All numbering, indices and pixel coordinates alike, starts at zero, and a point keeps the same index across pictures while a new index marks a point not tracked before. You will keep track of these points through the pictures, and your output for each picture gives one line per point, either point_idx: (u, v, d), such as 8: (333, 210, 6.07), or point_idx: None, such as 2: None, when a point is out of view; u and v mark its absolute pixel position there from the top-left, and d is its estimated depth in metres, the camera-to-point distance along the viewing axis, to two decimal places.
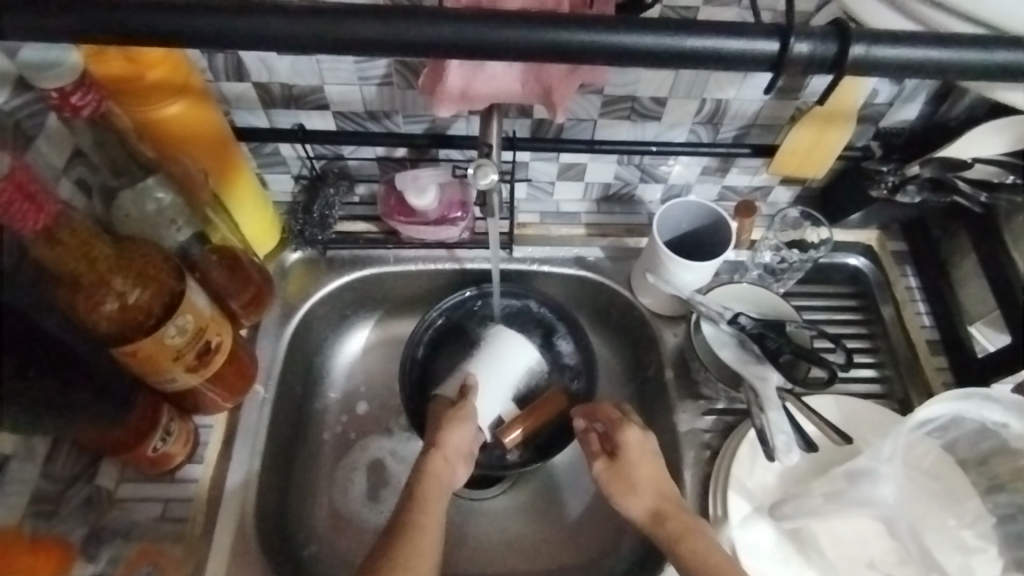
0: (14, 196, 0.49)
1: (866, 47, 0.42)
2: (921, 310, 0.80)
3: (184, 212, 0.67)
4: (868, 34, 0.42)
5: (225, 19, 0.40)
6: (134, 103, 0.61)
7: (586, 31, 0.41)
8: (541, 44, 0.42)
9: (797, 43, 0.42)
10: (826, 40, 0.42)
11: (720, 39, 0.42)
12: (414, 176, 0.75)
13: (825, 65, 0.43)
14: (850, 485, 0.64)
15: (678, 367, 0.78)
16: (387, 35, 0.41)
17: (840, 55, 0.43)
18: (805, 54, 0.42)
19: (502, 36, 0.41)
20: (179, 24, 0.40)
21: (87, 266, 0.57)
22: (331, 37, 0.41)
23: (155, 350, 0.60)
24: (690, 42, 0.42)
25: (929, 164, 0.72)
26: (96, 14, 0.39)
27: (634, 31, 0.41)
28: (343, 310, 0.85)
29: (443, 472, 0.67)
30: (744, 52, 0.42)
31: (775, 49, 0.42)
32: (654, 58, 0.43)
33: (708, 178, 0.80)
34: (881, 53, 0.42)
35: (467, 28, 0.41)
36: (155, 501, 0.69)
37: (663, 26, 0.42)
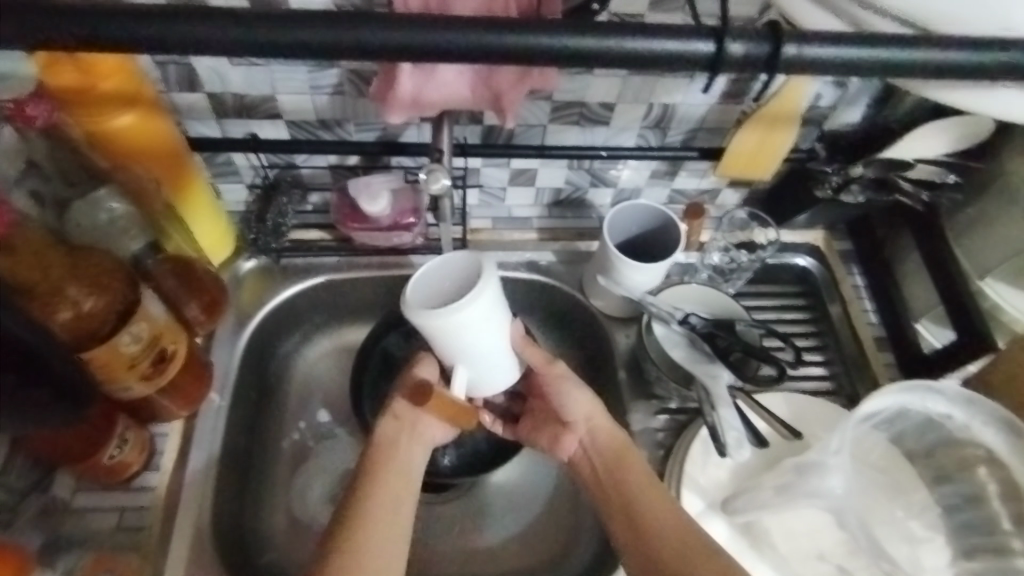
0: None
1: (797, 47, 0.43)
2: (867, 307, 0.81)
3: (137, 222, 0.69)
4: (801, 34, 0.44)
5: (171, 27, 0.41)
6: (87, 112, 0.61)
7: (511, 32, 0.42)
8: (483, 49, 0.43)
9: (731, 43, 0.43)
10: (760, 41, 0.44)
11: (659, 42, 0.43)
12: (368, 182, 0.76)
13: (759, 65, 0.44)
14: (798, 478, 0.65)
15: (630, 368, 0.79)
16: (330, 39, 0.42)
17: (774, 55, 0.44)
18: (739, 55, 0.44)
19: (445, 41, 0.42)
20: (121, 32, 0.40)
21: (39, 277, 0.59)
22: (266, 41, 0.41)
23: (109, 358, 0.61)
24: (634, 44, 0.43)
25: (871, 164, 0.72)
26: (46, 19, 0.39)
27: (570, 35, 0.43)
28: (300, 317, 0.86)
29: (403, 442, 0.64)
30: (682, 52, 0.43)
31: (711, 50, 0.43)
32: (594, 58, 0.43)
33: (657, 182, 0.81)
34: (812, 51, 0.43)
35: (408, 34, 0.42)
36: (110, 510, 0.69)
37: (608, 31, 0.43)
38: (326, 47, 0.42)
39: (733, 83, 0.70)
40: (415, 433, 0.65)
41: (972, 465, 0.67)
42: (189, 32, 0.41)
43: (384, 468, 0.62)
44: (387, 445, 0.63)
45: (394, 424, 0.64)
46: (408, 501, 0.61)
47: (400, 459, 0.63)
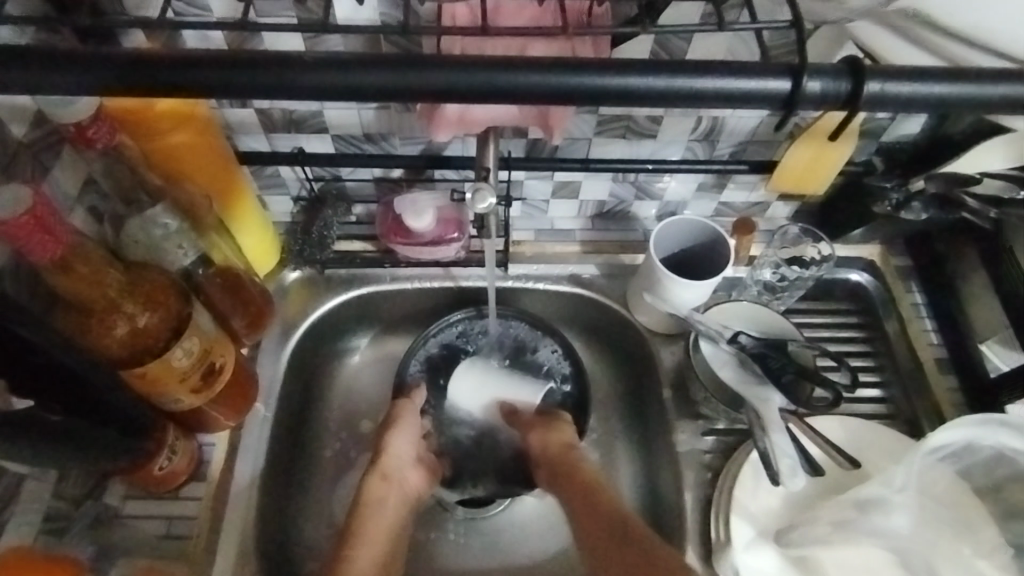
0: (33, 229, 0.51)
1: (880, 84, 0.42)
2: (928, 327, 0.77)
3: (190, 237, 0.69)
4: (882, 70, 0.43)
5: (243, 73, 0.42)
6: (142, 133, 0.64)
7: (571, 74, 0.42)
8: (549, 89, 0.43)
9: (809, 81, 0.43)
10: (839, 78, 0.43)
11: (736, 80, 0.42)
12: (413, 199, 0.76)
13: (838, 103, 0.43)
14: (860, 515, 0.64)
15: (675, 386, 0.77)
16: (390, 83, 0.42)
17: (854, 93, 0.43)
18: (818, 92, 0.43)
19: (506, 80, 0.42)
20: (178, 77, 0.42)
21: (99, 295, 0.59)
22: (316, 90, 0.43)
23: (162, 372, 0.62)
24: (701, 82, 0.42)
25: (932, 179, 0.69)
26: (120, 68, 0.41)
27: (628, 75, 0.42)
28: (343, 327, 0.86)
29: (389, 499, 0.71)
30: (758, 91, 0.42)
31: (788, 88, 0.43)
32: (663, 99, 0.43)
33: (704, 195, 0.79)
34: (896, 89, 0.42)
35: (474, 76, 0.42)
36: (158, 519, 0.70)
37: (666, 69, 0.43)
38: (387, 89, 0.43)
39: None
40: (400, 491, 0.72)
41: None
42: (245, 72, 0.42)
43: (372, 517, 0.69)
44: (373, 502, 0.70)
45: (382, 483, 0.72)
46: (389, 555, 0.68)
47: (387, 510, 0.70)
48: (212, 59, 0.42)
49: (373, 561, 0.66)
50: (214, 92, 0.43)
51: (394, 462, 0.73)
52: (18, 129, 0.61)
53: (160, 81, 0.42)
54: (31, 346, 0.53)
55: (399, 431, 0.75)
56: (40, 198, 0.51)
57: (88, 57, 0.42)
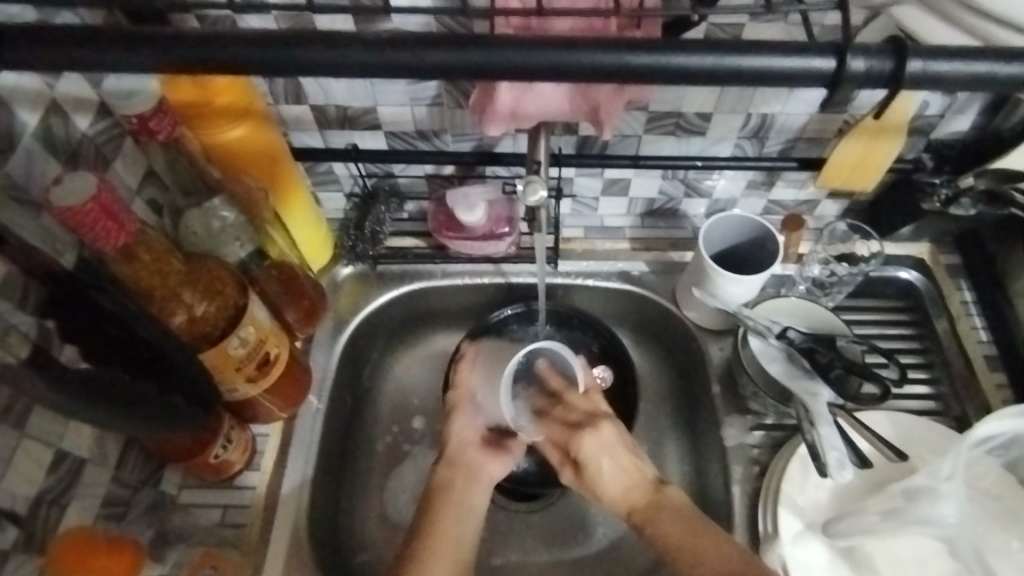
0: (98, 216, 0.52)
1: (923, 62, 0.43)
2: (977, 324, 0.78)
3: (246, 230, 0.71)
4: (926, 49, 0.43)
5: (309, 49, 0.43)
6: (203, 126, 0.65)
7: (635, 54, 0.43)
8: (604, 67, 0.43)
9: (852, 60, 0.43)
10: (882, 57, 0.43)
11: (782, 59, 0.43)
12: (465, 194, 0.78)
13: (881, 81, 0.43)
14: (908, 504, 0.63)
15: (724, 382, 0.78)
16: (452, 59, 0.43)
17: (897, 72, 0.43)
18: (862, 71, 0.43)
19: (568, 59, 0.43)
20: (247, 54, 0.43)
21: (159, 282, 0.61)
22: (383, 62, 0.43)
23: (219, 360, 0.63)
24: (749, 61, 0.43)
25: (983, 175, 0.71)
26: (185, 47, 0.42)
27: (685, 51, 0.43)
28: (393, 323, 0.87)
29: (458, 482, 0.69)
30: (799, 68, 0.43)
31: (832, 67, 0.43)
32: (718, 78, 0.43)
33: (753, 192, 0.80)
34: (937, 67, 0.42)
35: (530, 55, 0.43)
36: (214, 507, 0.72)
37: (720, 48, 0.43)
38: (448, 68, 0.43)
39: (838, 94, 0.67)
40: (471, 475, 0.70)
41: None
42: (316, 56, 0.43)
43: (443, 497, 0.67)
44: (444, 488, 0.68)
45: (452, 469, 0.70)
46: (469, 531, 0.65)
47: (460, 492, 0.68)
48: (270, 38, 0.43)
49: (452, 536, 0.64)
50: (277, 71, 0.43)
51: (458, 448, 0.72)
52: (82, 122, 0.62)
53: (205, 60, 0.43)
54: (110, 316, 0.57)
55: (461, 413, 0.75)
56: (104, 185, 0.52)
57: (153, 36, 0.43)
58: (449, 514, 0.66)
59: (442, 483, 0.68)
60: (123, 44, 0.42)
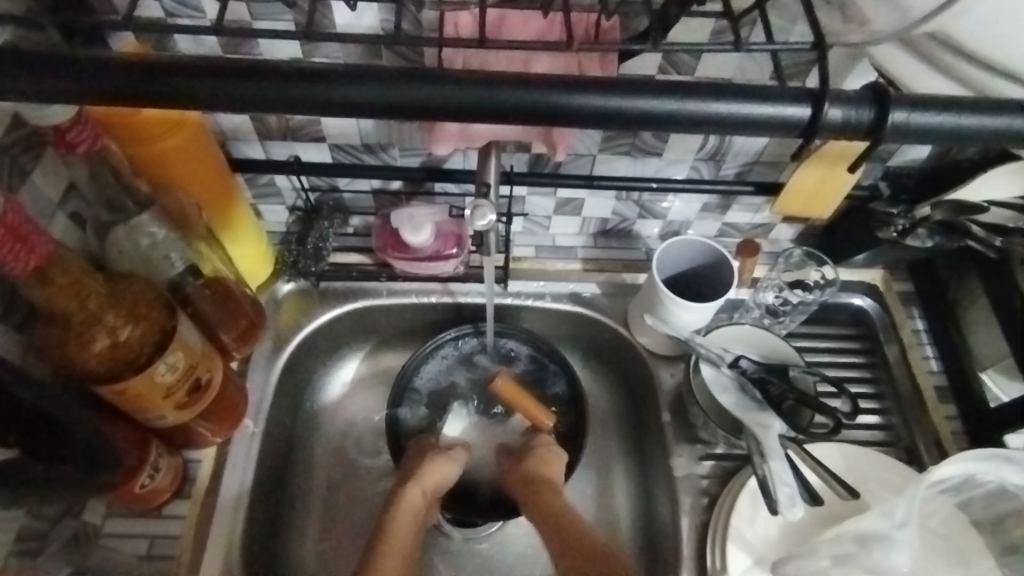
0: (5, 238, 0.47)
1: (906, 114, 0.40)
2: (928, 354, 0.77)
3: (178, 246, 0.66)
4: (908, 99, 0.40)
5: (247, 84, 0.39)
6: (130, 134, 0.60)
7: (601, 96, 0.40)
8: (548, 109, 0.40)
9: (831, 109, 0.40)
10: (861, 105, 0.41)
11: (749, 105, 0.40)
12: (411, 214, 0.74)
13: (860, 132, 0.41)
14: (860, 550, 0.61)
15: (675, 410, 0.76)
16: (380, 95, 0.40)
17: (878, 122, 0.41)
18: (838, 120, 0.40)
19: (527, 100, 0.40)
20: (167, 84, 0.39)
21: (77, 307, 0.56)
22: (326, 97, 0.40)
23: (145, 387, 0.59)
24: (715, 107, 0.40)
25: (940, 206, 0.69)
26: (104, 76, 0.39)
27: (636, 95, 0.40)
28: (338, 340, 0.84)
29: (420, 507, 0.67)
30: (774, 118, 0.40)
31: (807, 116, 0.40)
32: (676, 124, 0.41)
33: (708, 215, 0.78)
34: (919, 118, 0.40)
35: (483, 94, 0.40)
36: (141, 538, 0.68)
37: (690, 91, 0.40)
38: (393, 105, 0.40)
39: None
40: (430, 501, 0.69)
41: None
42: (235, 94, 0.39)
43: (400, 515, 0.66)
44: (408, 511, 0.66)
45: (420, 497, 0.68)
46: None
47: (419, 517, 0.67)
48: (216, 69, 0.39)
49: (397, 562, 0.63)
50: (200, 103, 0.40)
51: (433, 478, 0.70)
52: None
53: (132, 91, 0.39)
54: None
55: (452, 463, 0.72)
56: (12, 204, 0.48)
57: (67, 58, 0.38)
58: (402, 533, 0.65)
59: (404, 501, 0.67)
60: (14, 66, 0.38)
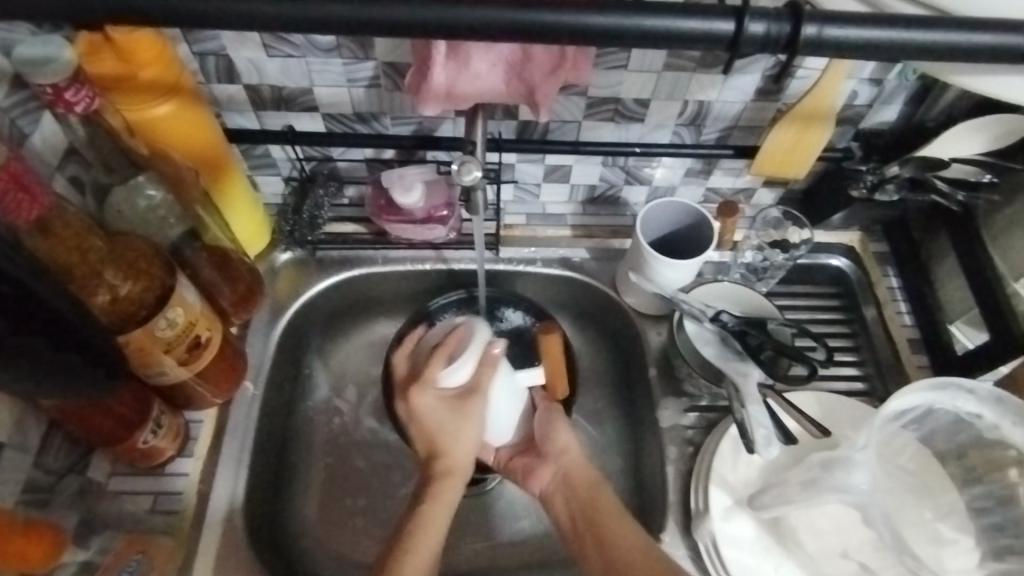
0: (8, 185, 0.48)
1: (818, 28, 0.43)
2: (902, 309, 0.81)
3: (175, 210, 0.68)
4: (821, 14, 0.43)
5: (236, 3, 0.41)
6: (127, 100, 0.63)
7: (575, 18, 0.42)
8: (514, 25, 0.42)
9: (750, 23, 0.43)
10: (779, 20, 0.43)
11: (690, 20, 0.43)
12: (401, 174, 0.78)
13: (779, 46, 0.44)
14: (824, 474, 0.62)
15: (661, 365, 0.79)
16: (360, 16, 0.42)
17: (793, 36, 0.43)
18: (759, 34, 0.43)
19: (477, 16, 0.42)
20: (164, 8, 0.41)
21: (79, 259, 0.58)
22: (303, 16, 0.42)
23: (145, 341, 0.61)
24: (650, 22, 0.43)
25: (907, 163, 0.71)
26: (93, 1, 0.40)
27: (599, 12, 0.42)
28: (337, 309, 0.87)
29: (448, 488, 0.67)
30: (697, 31, 0.43)
31: (730, 30, 0.43)
32: (617, 37, 0.43)
33: (692, 180, 0.81)
34: (832, 33, 0.43)
35: (442, 10, 0.42)
36: (145, 494, 0.70)
37: (637, 8, 0.43)
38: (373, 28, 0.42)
39: (770, 81, 0.69)
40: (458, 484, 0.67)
41: (999, 466, 0.64)
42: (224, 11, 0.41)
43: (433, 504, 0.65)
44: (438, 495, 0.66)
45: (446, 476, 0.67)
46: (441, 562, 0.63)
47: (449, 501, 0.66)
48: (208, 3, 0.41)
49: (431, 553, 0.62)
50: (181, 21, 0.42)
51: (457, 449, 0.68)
52: None
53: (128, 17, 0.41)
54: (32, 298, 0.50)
55: (466, 426, 0.68)
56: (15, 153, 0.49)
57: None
58: (437, 517, 0.65)
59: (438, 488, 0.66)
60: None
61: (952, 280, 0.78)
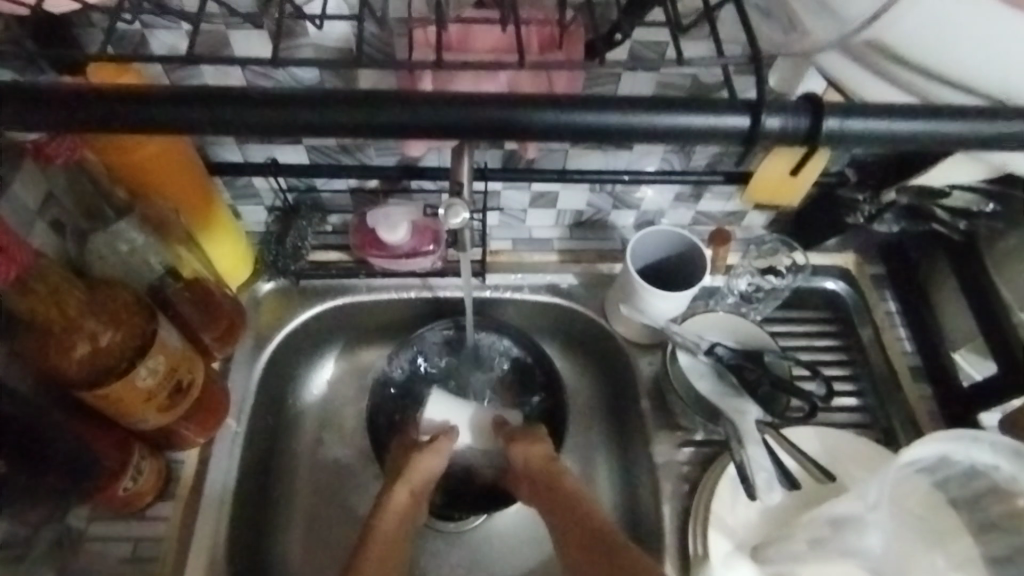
0: None
1: (840, 121, 0.42)
2: (902, 335, 0.78)
3: (158, 249, 0.68)
4: (841, 107, 0.42)
5: (219, 110, 0.41)
6: (115, 148, 0.61)
7: (560, 113, 0.41)
8: (498, 126, 0.41)
9: (769, 119, 0.42)
10: (798, 114, 0.42)
11: (678, 115, 0.42)
12: (386, 213, 0.75)
13: (798, 139, 0.43)
14: (835, 533, 0.63)
15: (654, 397, 0.77)
16: (353, 121, 0.41)
17: (814, 128, 0.42)
18: (777, 130, 0.42)
19: (459, 117, 0.41)
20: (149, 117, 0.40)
21: (58, 314, 0.57)
22: (279, 123, 0.41)
23: (125, 392, 0.59)
24: (638, 120, 0.41)
25: (904, 191, 0.70)
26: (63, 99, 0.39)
27: (597, 107, 0.41)
28: (322, 338, 0.85)
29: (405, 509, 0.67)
30: (716, 129, 0.42)
31: (747, 126, 0.42)
32: (631, 135, 0.42)
33: (681, 204, 0.79)
34: (855, 125, 0.42)
35: (442, 112, 0.41)
36: (123, 540, 0.68)
37: (635, 105, 0.42)
38: (358, 126, 0.41)
39: None
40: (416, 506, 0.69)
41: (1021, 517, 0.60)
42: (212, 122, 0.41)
43: (382, 524, 0.65)
44: (394, 511, 0.67)
45: (406, 496, 0.68)
46: None
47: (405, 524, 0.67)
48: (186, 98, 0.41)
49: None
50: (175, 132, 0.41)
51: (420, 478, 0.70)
52: None
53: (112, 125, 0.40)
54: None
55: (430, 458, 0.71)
56: None
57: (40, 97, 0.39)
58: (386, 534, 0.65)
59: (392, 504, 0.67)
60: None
61: (955, 310, 0.76)
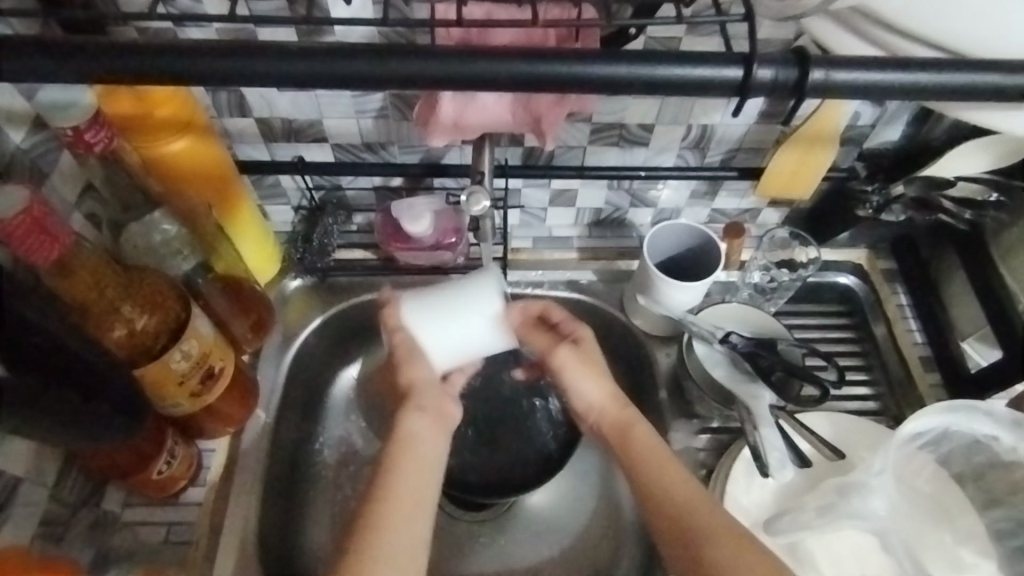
0: (31, 228, 0.50)
1: (825, 72, 0.44)
2: (912, 327, 0.81)
3: (189, 243, 0.70)
4: (826, 60, 0.44)
5: (253, 61, 0.43)
6: (141, 137, 0.64)
7: (577, 64, 0.44)
8: (514, 76, 0.44)
9: (759, 69, 0.44)
10: (788, 66, 0.44)
11: (689, 69, 0.44)
12: (410, 204, 0.78)
13: (788, 89, 0.45)
14: (842, 498, 0.64)
15: (671, 388, 0.79)
16: (366, 71, 0.44)
17: (801, 81, 0.45)
18: (768, 81, 0.44)
19: (477, 69, 0.43)
20: (178, 65, 0.43)
21: (96, 296, 0.58)
22: (314, 73, 0.44)
23: (161, 374, 0.62)
24: (656, 70, 0.44)
25: (912, 182, 0.72)
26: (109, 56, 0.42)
27: (614, 60, 0.44)
28: (348, 334, 0.88)
29: (426, 435, 0.62)
30: (710, 78, 0.44)
31: (739, 75, 0.44)
32: (626, 86, 0.44)
33: (697, 202, 0.82)
34: (839, 76, 0.44)
35: (462, 65, 0.43)
36: (157, 524, 0.69)
37: (641, 59, 0.44)
38: (386, 81, 0.44)
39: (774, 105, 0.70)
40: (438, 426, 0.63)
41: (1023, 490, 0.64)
42: (256, 71, 0.43)
43: (403, 452, 0.60)
44: (409, 438, 0.61)
45: (421, 416, 0.63)
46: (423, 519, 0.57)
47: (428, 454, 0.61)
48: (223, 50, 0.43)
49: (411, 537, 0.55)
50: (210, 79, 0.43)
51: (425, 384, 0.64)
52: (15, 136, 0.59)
53: (130, 70, 0.43)
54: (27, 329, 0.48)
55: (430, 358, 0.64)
56: (37, 197, 0.50)
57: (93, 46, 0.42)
58: (413, 481, 0.58)
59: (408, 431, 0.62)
60: (37, 53, 0.42)
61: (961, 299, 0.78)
